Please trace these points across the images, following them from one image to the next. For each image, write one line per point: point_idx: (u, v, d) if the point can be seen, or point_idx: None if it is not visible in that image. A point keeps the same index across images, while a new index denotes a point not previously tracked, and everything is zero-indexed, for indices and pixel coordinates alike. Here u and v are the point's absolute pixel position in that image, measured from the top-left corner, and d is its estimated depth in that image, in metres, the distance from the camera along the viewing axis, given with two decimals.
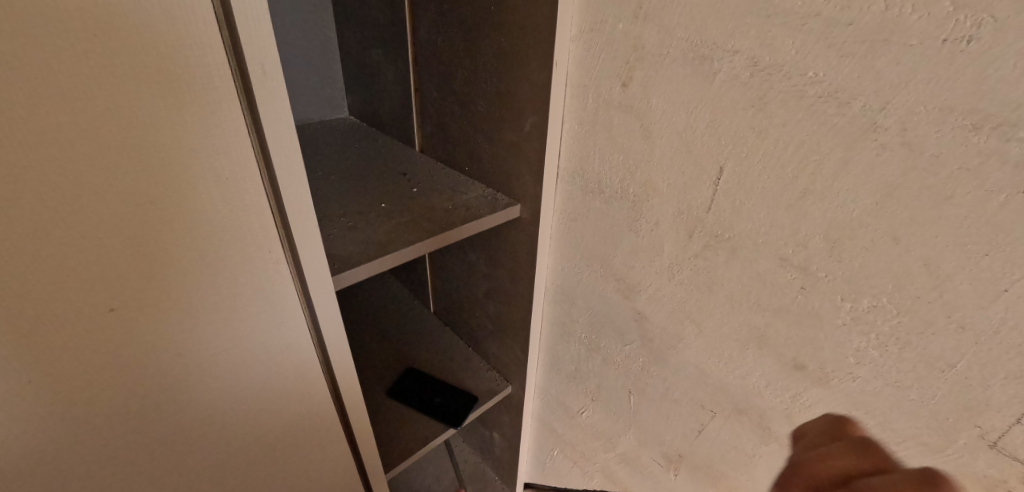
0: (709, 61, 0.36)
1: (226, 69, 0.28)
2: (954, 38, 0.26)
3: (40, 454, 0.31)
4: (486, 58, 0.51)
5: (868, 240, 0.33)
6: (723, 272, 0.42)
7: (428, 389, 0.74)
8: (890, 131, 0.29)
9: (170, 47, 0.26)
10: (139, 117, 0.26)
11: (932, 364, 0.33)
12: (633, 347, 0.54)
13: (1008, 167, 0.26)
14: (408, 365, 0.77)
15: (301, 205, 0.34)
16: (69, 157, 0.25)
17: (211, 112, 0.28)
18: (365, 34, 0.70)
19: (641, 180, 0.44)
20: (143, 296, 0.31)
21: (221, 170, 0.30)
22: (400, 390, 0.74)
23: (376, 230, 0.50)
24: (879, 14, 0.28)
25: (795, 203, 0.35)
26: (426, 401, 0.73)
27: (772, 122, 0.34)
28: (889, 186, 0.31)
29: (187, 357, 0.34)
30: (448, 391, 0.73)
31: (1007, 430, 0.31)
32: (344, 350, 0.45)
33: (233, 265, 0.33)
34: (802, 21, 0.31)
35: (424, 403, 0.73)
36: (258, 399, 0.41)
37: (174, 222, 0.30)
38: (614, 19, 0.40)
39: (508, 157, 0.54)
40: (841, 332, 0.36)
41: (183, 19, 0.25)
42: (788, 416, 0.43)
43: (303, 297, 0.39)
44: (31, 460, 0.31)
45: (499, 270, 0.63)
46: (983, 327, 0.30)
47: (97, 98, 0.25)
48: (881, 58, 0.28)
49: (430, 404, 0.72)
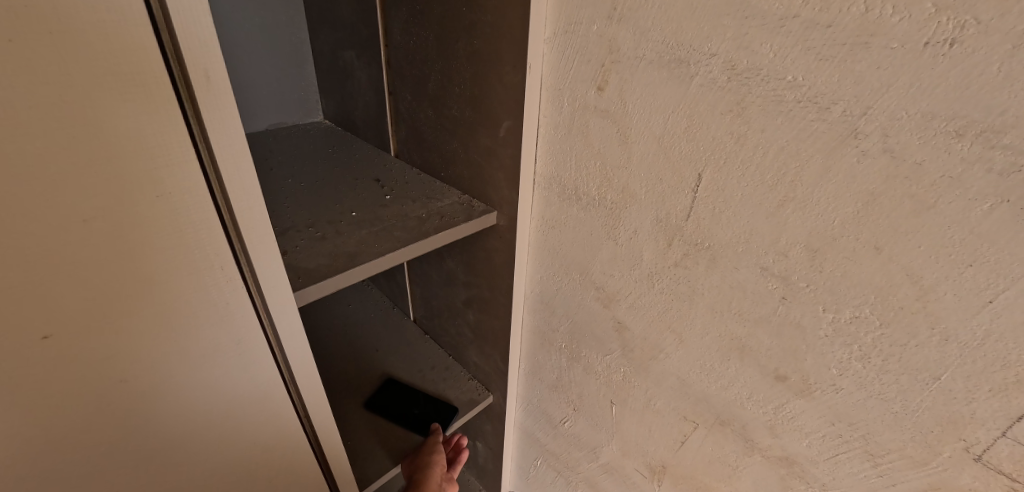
0: (685, 65, 0.34)
1: (165, 74, 0.25)
2: (937, 40, 0.25)
3: None
4: (460, 60, 0.49)
5: (850, 249, 0.31)
6: (704, 281, 0.40)
7: (405, 398, 0.72)
8: (871, 138, 0.28)
9: (101, 51, 0.23)
10: (67, 127, 0.24)
11: (916, 376, 0.32)
12: (614, 356, 0.52)
13: (991, 175, 0.25)
14: (387, 377, 0.75)
15: (255, 218, 0.32)
16: None
17: (149, 122, 0.26)
18: (337, 35, 0.68)
19: (619, 187, 0.43)
20: (81, 321, 0.28)
21: (164, 183, 0.28)
22: (377, 401, 0.72)
23: (346, 240, 0.48)
24: (859, 16, 0.27)
25: (775, 212, 0.34)
26: (404, 411, 0.71)
27: (750, 127, 0.33)
28: (870, 194, 0.29)
29: (133, 384, 0.32)
30: (426, 399, 0.72)
31: (991, 443, 0.31)
32: (311, 368, 0.42)
33: (182, 284, 0.31)
34: (779, 22, 0.29)
35: (402, 413, 0.71)
36: (217, 423, 0.38)
37: (113, 241, 0.27)
38: (589, 21, 0.39)
39: (483, 162, 0.52)
40: (823, 344, 0.35)
41: (113, 20, 0.23)
42: (770, 427, 0.42)
43: (263, 314, 0.37)
44: None
45: (477, 278, 0.61)
46: (966, 338, 0.29)
47: (11, 110, 0.22)
48: (862, 61, 0.27)
49: (409, 414, 0.71)
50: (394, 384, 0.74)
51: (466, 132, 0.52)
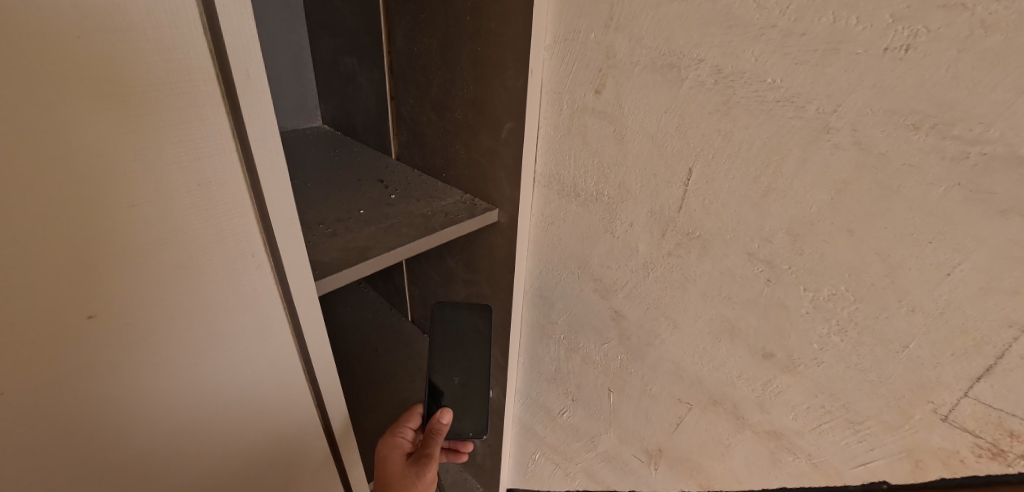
0: (677, 69, 0.38)
1: (210, 73, 0.28)
2: (894, 46, 0.29)
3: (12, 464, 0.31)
4: (463, 66, 0.53)
5: (827, 233, 0.35)
6: (695, 267, 0.44)
7: (467, 354, 0.57)
8: (842, 132, 0.32)
9: (156, 50, 0.26)
10: (124, 118, 0.26)
11: (888, 346, 0.35)
12: (611, 344, 0.55)
13: (946, 161, 0.29)
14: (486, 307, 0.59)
15: (283, 209, 0.34)
16: (54, 158, 0.25)
17: (194, 116, 0.28)
18: (339, 42, 0.71)
19: (616, 183, 0.46)
20: (121, 305, 0.30)
21: (202, 174, 0.30)
22: (472, 315, 0.58)
23: (356, 236, 0.50)
24: (828, 25, 0.30)
25: (760, 201, 0.37)
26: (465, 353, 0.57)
27: (736, 125, 0.36)
28: (842, 183, 0.33)
29: (165, 366, 0.34)
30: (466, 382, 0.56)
31: (955, 404, 0.34)
32: (326, 355, 0.44)
33: (213, 270, 0.33)
34: (760, 31, 0.33)
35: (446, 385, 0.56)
36: (239, 407, 0.40)
37: (154, 227, 0.29)
38: (587, 30, 0.42)
39: (485, 162, 0.55)
40: (805, 320, 0.39)
41: (168, 21, 0.25)
42: (759, 403, 0.45)
43: (286, 302, 0.39)
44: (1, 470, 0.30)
45: (478, 274, 0.64)
46: (930, 308, 0.33)
47: (75, 101, 0.24)
48: (832, 65, 0.31)
49: (463, 361, 0.57)
50: (481, 334, 0.57)
51: (468, 133, 0.55)
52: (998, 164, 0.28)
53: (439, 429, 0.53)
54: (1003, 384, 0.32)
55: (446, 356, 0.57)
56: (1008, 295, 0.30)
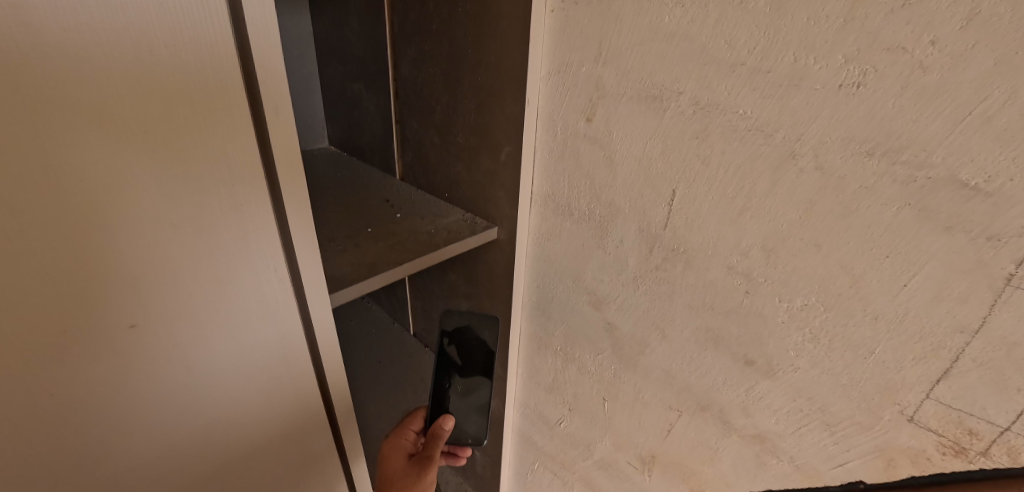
0: (660, 100, 0.42)
1: (245, 109, 0.32)
2: (848, 83, 0.33)
3: (56, 459, 0.33)
4: (465, 93, 0.57)
5: (797, 248, 0.39)
6: (681, 280, 0.47)
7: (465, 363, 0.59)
8: (806, 158, 0.36)
9: (202, 91, 0.30)
10: (172, 148, 0.30)
11: (857, 351, 0.39)
12: (605, 355, 0.58)
13: (897, 184, 0.33)
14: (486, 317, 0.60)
15: (304, 227, 0.38)
16: (114, 185, 0.29)
17: (230, 146, 0.32)
18: (347, 69, 0.75)
19: (606, 202, 0.50)
20: (160, 314, 0.33)
21: (236, 196, 0.34)
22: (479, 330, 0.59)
23: (365, 252, 0.54)
24: (790, 64, 0.34)
25: (737, 219, 0.41)
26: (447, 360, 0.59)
27: (713, 150, 0.40)
28: (808, 203, 0.37)
29: (195, 370, 0.37)
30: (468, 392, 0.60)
31: (920, 404, 0.37)
32: (338, 364, 0.47)
33: (241, 283, 0.37)
34: (731, 68, 0.37)
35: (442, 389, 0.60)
36: (257, 412, 0.43)
37: (193, 243, 0.33)
38: (578, 63, 0.46)
39: (485, 183, 0.59)
40: (781, 329, 0.42)
41: (214, 65, 0.30)
42: (744, 408, 0.48)
43: (303, 312, 0.42)
44: (44, 464, 0.33)
45: (478, 288, 0.67)
46: (892, 315, 0.36)
47: (133, 135, 0.28)
48: (796, 98, 0.35)
49: (467, 372, 0.59)
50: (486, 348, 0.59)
51: (469, 156, 0.59)
52: (942, 186, 0.31)
53: (440, 434, 0.55)
54: (960, 385, 0.35)
55: (449, 367, 0.60)
56: (957, 303, 0.33)
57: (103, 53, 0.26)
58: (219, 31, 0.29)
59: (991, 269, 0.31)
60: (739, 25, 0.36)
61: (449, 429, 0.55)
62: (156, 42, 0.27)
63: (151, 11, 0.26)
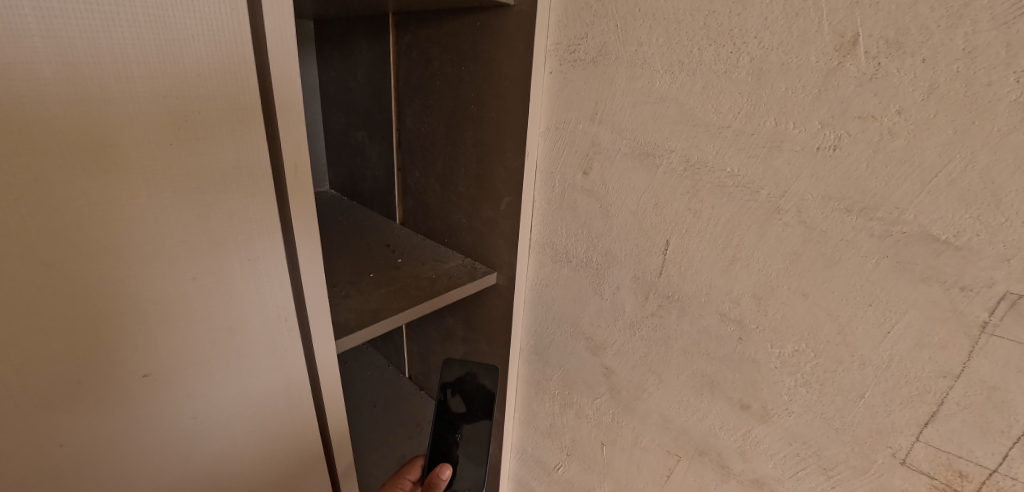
0: (652, 156, 0.45)
1: (267, 167, 0.34)
2: (824, 146, 0.35)
3: None
4: (467, 145, 0.60)
5: (786, 296, 0.41)
6: (676, 326, 0.49)
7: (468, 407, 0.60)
8: (790, 213, 0.38)
9: (229, 151, 0.32)
10: (196, 204, 0.32)
11: (847, 395, 0.40)
12: (603, 399, 0.59)
13: (874, 238, 0.35)
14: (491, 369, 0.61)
15: (315, 276, 0.40)
16: (141, 241, 0.30)
17: (250, 202, 0.34)
18: (351, 119, 0.78)
19: (603, 250, 0.52)
20: (171, 364, 0.34)
21: (253, 248, 0.35)
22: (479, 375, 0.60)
23: (369, 297, 0.55)
24: (771, 127, 0.37)
25: (728, 267, 0.43)
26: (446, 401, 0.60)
27: (704, 204, 0.43)
28: (794, 254, 0.39)
29: (200, 419, 0.37)
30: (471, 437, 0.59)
31: (910, 447, 0.38)
32: (339, 411, 0.48)
33: (252, 332, 0.37)
34: (718, 129, 0.40)
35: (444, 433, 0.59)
36: (259, 462, 0.43)
37: (208, 293, 0.34)
38: (575, 121, 0.50)
39: (486, 229, 0.61)
40: (774, 374, 0.44)
41: (242, 127, 0.32)
42: (741, 453, 0.49)
43: (308, 359, 0.43)
44: None
45: (478, 331, 0.69)
46: (878, 362, 0.37)
47: (162, 192, 0.30)
48: (778, 159, 0.38)
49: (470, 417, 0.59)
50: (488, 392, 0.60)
51: (471, 204, 0.62)
52: (916, 240, 0.33)
53: (437, 484, 0.54)
54: (946, 428, 0.36)
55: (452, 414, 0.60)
56: (937, 350, 0.35)
57: (142, 119, 0.28)
58: (247, 97, 0.32)
59: (966, 317, 0.33)
60: (723, 92, 0.39)
61: (444, 477, 0.55)
62: (189, 107, 0.29)
63: (189, 81, 0.29)
